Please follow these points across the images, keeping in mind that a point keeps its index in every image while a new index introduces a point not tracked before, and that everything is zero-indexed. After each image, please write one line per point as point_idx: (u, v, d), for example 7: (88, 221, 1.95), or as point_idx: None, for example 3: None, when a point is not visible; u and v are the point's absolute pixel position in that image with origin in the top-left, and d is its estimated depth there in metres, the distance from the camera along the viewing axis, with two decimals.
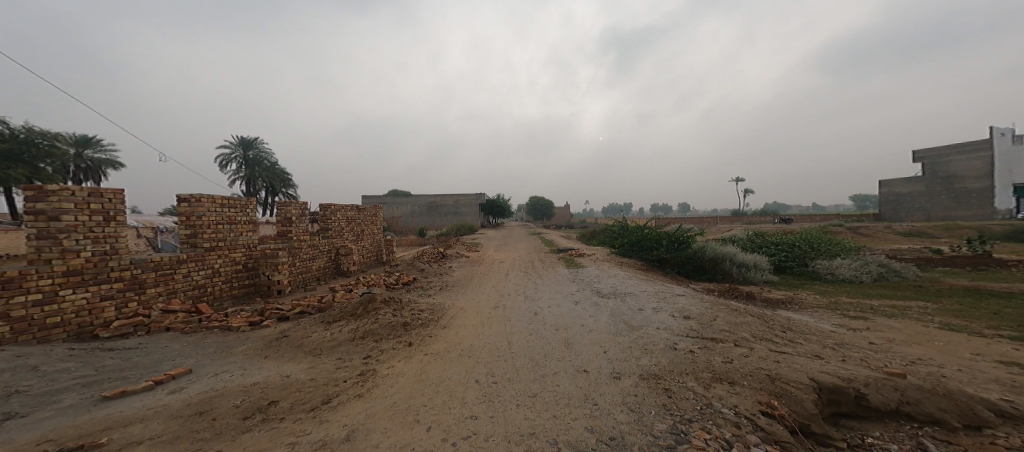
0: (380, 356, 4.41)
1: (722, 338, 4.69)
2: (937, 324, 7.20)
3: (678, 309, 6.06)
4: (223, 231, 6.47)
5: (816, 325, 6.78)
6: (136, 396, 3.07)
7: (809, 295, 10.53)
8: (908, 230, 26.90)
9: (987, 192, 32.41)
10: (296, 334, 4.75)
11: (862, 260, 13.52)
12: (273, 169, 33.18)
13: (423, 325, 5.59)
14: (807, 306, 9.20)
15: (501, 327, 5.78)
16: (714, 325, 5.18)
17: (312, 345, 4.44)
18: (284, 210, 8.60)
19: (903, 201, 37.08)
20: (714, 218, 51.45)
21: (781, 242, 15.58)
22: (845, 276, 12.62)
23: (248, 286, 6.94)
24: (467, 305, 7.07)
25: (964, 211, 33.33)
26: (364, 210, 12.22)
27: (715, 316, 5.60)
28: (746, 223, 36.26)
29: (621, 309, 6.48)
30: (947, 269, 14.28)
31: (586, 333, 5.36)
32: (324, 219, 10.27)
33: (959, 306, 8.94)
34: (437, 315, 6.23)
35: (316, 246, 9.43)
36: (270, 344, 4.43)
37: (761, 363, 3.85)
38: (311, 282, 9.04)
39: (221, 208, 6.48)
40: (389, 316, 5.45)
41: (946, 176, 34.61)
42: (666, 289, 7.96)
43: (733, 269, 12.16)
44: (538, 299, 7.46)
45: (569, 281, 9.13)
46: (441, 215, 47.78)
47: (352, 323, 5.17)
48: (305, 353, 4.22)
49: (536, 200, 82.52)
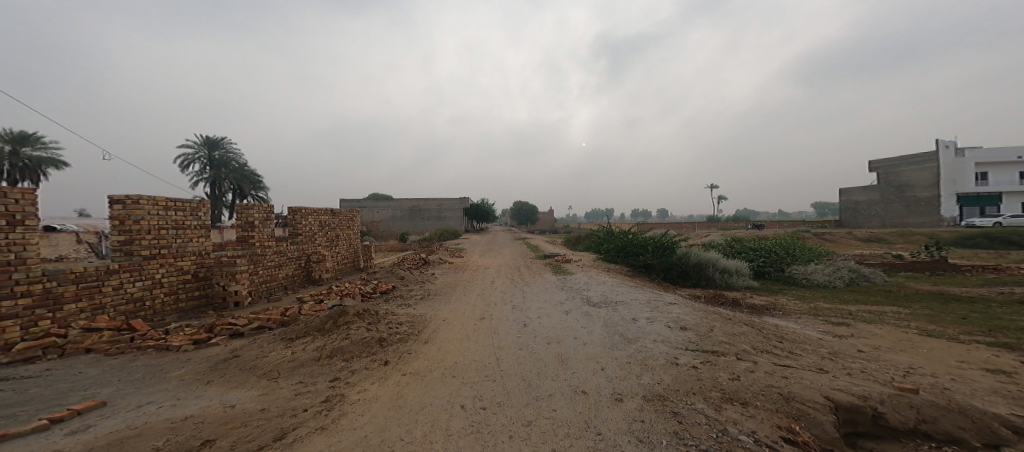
0: (350, 378, 3.87)
1: (723, 351, 4.44)
2: (915, 330, 7.30)
3: (673, 319, 5.82)
4: (167, 236, 5.75)
5: (804, 333, 6.72)
6: (24, 440, 2.45)
7: (789, 301, 10.65)
8: (867, 236, 28.49)
9: (935, 201, 34.75)
10: (249, 354, 4.14)
11: (835, 265, 13.96)
12: (241, 171, 31.30)
13: (401, 341, 5.08)
14: (790, 312, 9.24)
15: (488, 341, 5.34)
16: (712, 336, 4.95)
17: (269, 367, 3.84)
18: (245, 213, 7.82)
19: (862, 208, 39.35)
20: (690, 223, 52.95)
21: (759, 247, 15.92)
22: (820, 281, 12.94)
23: (199, 298, 6.20)
24: (450, 316, 6.56)
25: (916, 218, 35.65)
26: (339, 213, 11.48)
27: (712, 326, 5.37)
28: (721, 229, 37.52)
29: (614, 319, 6.18)
30: (910, 274, 14.87)
31: (580, 347, 5.01)
32: (293, 223, 9.50)
33: (929, 310, 9.20)
34: (417, 329, 5.71)
35: (283, 252, 8.67)
36: (216, 367, 3.81)
37: (769, 379, 3.59)
38: (276, 292, 8.29)
39: (165, 211, 5.76)
40: (362, 331, 4.90)
41: (899, 185, 37.00)
42: (656, 297, 7.75)
43: (716, 274, 12.27)
44: (525, 308, 7.07)
45: (557, 289, 8.78)
46: (422, 219, 46.69)
47: (319, 339, 4.59)
48: (259, 377, 3.62)
49: (518, 205, 82.38)
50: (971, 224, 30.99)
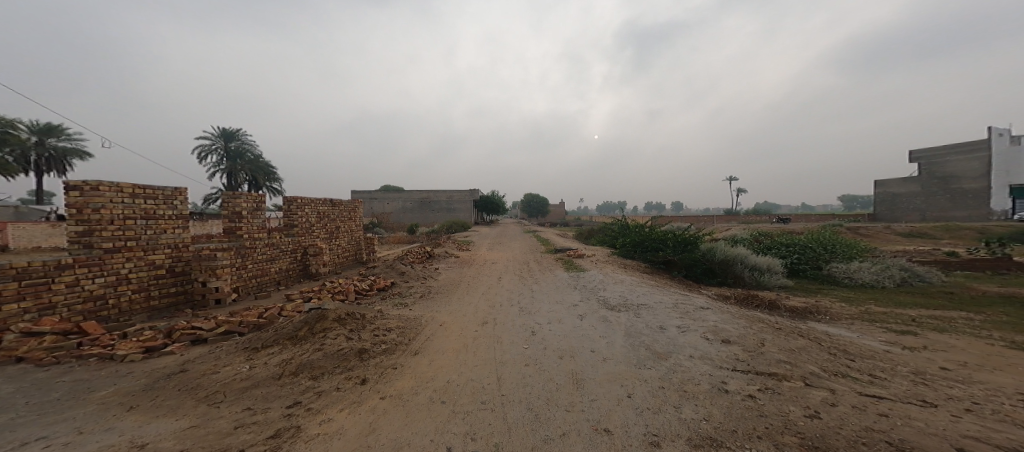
0: (314, 403, 3.16)
1: (785, 374, 3.51)
2: (1004, 343, 6.07)
3: (711, 329, 4.90)
4: (135, 227, 5.14)
5: (865, 344, 5.67)
6: None
7: (834, 303, 9.44)
8: (907, 231, 26.41)
9: (984, 193, 31.97)
10: (197, 371, 3.49)
11: (881, 263, 12.57)
12: (256, 162, 31.38)
13: (387, 352, 4.36)
14: (839, 316, 8.10)
15: (487, 352, 4.58)
16: (764, 352, 4.04)
17: (214, 389, 3.17)
18: (232, 202, 7.26)
19: (898, 201, 36.78)
20: (709, 217, 50.87)
21: (791, 242, 14.60)
22: (864, 281, 11.64)
23: (175, 295, 5.63)
24: (449, 320, 5.82)
25: (961, 212, 32.90)
26: (339, 204, 10.86)
27: (762, 339, 4.43)
28: (744, 222, 35.64)
29: (637, 327, 5.32)
30: (967, 273, 13.26)
31: (599, 365, 4.18)
32: (288, 214, 8.90)
33: (1006, 317, 7.90)
34: (409, 335, 5.00)
35: (275, 245, 8.13)
36: (151, 386, 3.16)
37: (865, 419, 2.65)
38: (266, 288, 7.76)
39: (132, 199, 5.15)
40: (339, 342, 4.24)
41: (942, 177, 34.28)
42: (685, 300, 6.81)
43: (745, 272, 11.16)
44: (534, 311, 6.26)
45: (570, 288, 7.93)
46: (433, 211, 46.27)
47: (288, 352, 3.96)
48: (198, 402, 2.94)
49: (531, 197, 81.28)
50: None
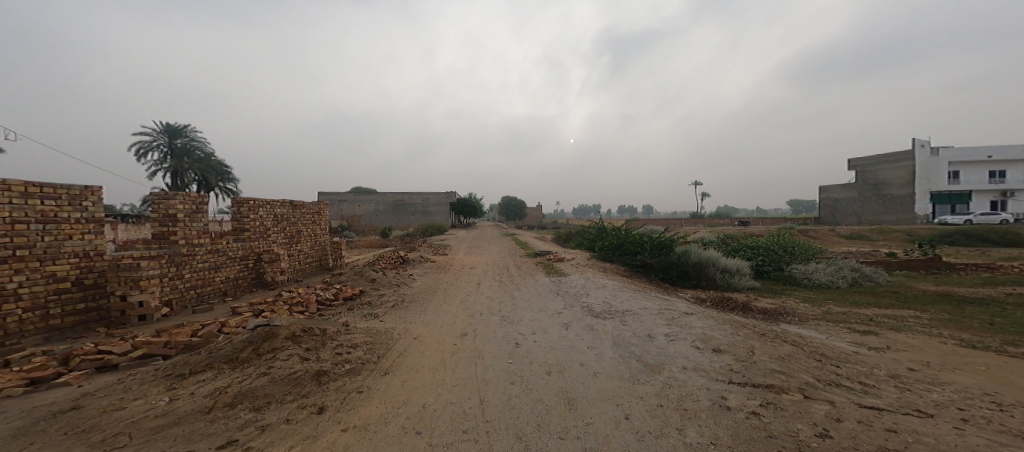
0: (254, 441, 2.66)
1: (782, 386, 3.38)
2: (954, 341, 6.44)
3: (700, 338, 4.77)
4: (28, 232, 4.63)
5: (836, 345, 5.80)
6: None
7: (798, 304, 9.82)
8: (850, 233, 28.72)
9: (911, 199, 35.42)
10: (94, 408, 2.99)
11: (836, 264, 13.35)
12: (208, 160, 28.92)
13: (350, 373, 3.84)
14: (806, 317, 8.40)
15: (468, 370, 4.15)
16: (756, 362, 3.93)
17: (113, 430, 2.71)
18: (164, 204, 6.39)
19: (840, 206, 40.06)
20: (676, 220, 52.94)
21: (757, 245, 15.22)
22: (822, 282, 12.31)
23: (85, 313, 5.15)
24: (424, 332, 5.33)
25: (889, 217, 36.58)
26: (301, 206, 10.00)
27: (751, 347, 4.35)
28: (709, 225, 37.33)
29: (625, 337, 5.11)
30: (908, 273, 14.37)
31: (590, 381, 3.90)
32: (238, 217, 8.04)
33: (949, 315, 8.50)
34: (378, 352, 4.47)
35: (221, 252, 7.28)
36: (26, 430, 2.72)
37: (876, 438, 2.52)
38: (209, 299, 6.92)
39: (24, 200, 4.63)
40: (290, 364, 3.68)
41: (877, 184, 37.66)
42: (669, 305, 6.72)
43: (717, 274, 11.46)
44: (516, 321, 5.91)
45: (552, 295, 7.64)
46: (405, 213, 44.79)
47: (222, 378, 3.41)
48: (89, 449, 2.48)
49: (504, 200, 81.01)
50: (944, 222, 31.66)
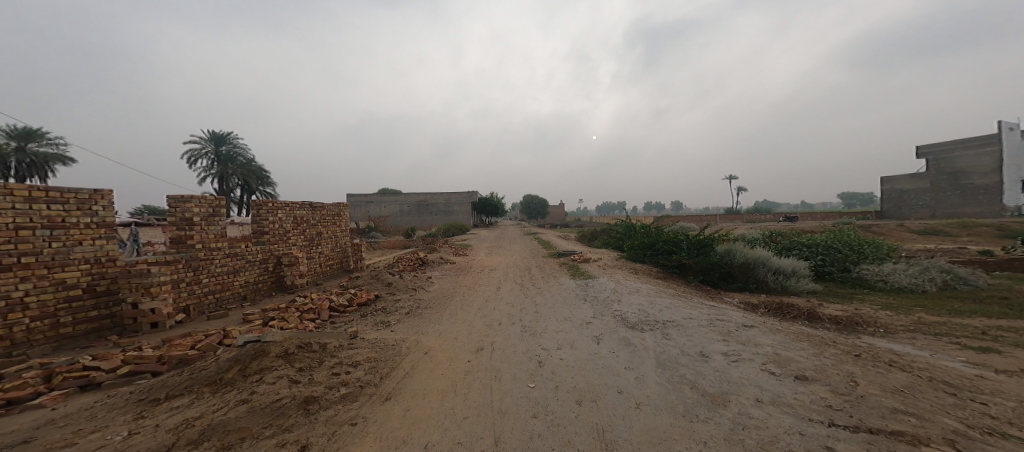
0: None
1: (917, 437, 2.39)
2: None
3: (772, 358, 3.80)
4: (34, 239, 4.30)
5: (955, 368, 4.56)
6: None
7: (877, 311, 8.34)
8: (922, 228, 25.29)
9: (996, 188, 30.93)
10: (45, 443, 2.42)
11: (917, 264, 11.47)
12: (249, 166, 30.24)
13: (344, 399, 3.23)
14: (893, 328, 7.01)
15: (482, 396, 3.45)
16: (864, 396, 2.91)
17: None
18: (181, 207, 6.09)
19: (905, 198, 35.67)
20: (712, 216, 49.67)
21: (814, 242, 13.49)
22: (902, 285, 10.57)
23: (98, 320, 4.81)
24: (436, 346, 4.70)
25: (970, 208, 31.87)
26: (320, 208, 9.76)
27: (849, 374, 3.33)
28: (749, 222, 34.44)
29: (672, 355, 4.22)
30: (1008, 274, 12.14)
31: (632, 414, 3.08)
32: (257, 220, 7.81)
33: None
34: (381, 372, 3.86)
35: (240, 255, 7.05)
36: None
37: None
38: (228, 304, 6.70)
39: (29, 205, 4.30)
40: (274, 389, 3.11)
41: (951, 173, 33.19)
42: (722, 315, 5.70)
43: (769, 276, 10.11)
44: (540, 333, 5.16)
45: (581, 301, 6.80)
46: (431, 214, 45.18)
47: (196, 407, 2.85)
48: None
49: (530, 198, 80.00)
50: None
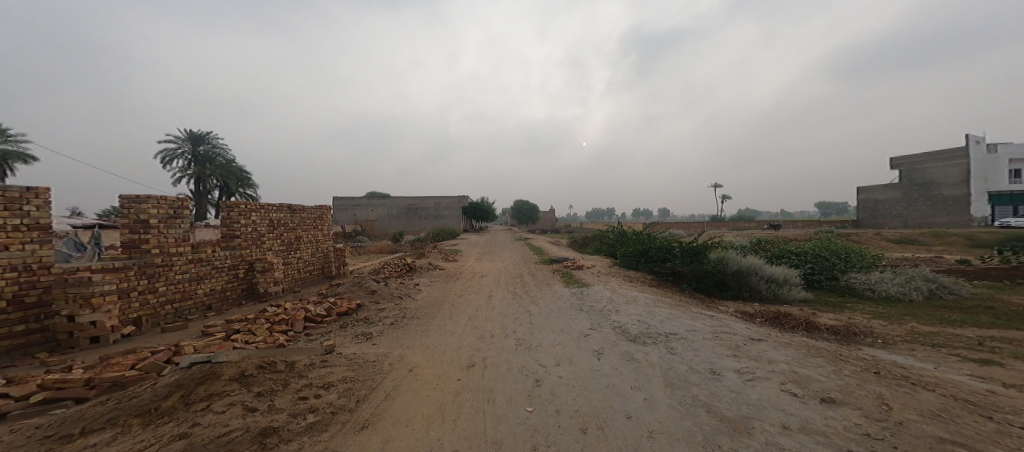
0: None
1: None
2: None
3: (792, 377, 3.50)
4: None
5: (969, 384, 4.37)
6: None
7: (870, 320, 8.27)
8: (899, 236, 26.06)
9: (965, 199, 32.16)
10: None
11: (904, 273, 11.56)
12: (228, 167, 29.00)
13: (309, 430, 2.75)
14: (890, 338, 6.90)
15: (473, 424, 3.03)
16: (903, 423, 2.63)
17: None
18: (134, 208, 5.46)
19: (881, 208, 36.92)
20: (698, 223, 50.33)
21: (803, 250, 13.53)
22: (890, 293, 10.62)
23: (25, 335, 4.18)
24: (422, 362, 4.25)
25: (941, 218, 33.01)
26: (299, 210, 9.17)
27: (879, 396, 3.05)
28: (735, 229, 34.93)
29: (680, 372, 3.89)
30: (988, 283, 12.40)
31: (644, 445, 2.71)
32: (226, 222, 7.20)
33: None
34: (358, 394, 3.39)
35: (205, 261, 6.45)
36: None
37: None
38: (189, 314, 6.07)
39: None
40: (224, 420, 2.61)
41: (923, 183, 34.28)
42: (726, 326, 5.42)
43: (762, 284, 10.00)
44: (535, 346, 4.77)
45: (576, 311, 6.45)
46: (418, 218, 44.38)
47: (122, 445, 2.35)
48: None
49: (519, 204, 79.74)
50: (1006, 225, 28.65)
